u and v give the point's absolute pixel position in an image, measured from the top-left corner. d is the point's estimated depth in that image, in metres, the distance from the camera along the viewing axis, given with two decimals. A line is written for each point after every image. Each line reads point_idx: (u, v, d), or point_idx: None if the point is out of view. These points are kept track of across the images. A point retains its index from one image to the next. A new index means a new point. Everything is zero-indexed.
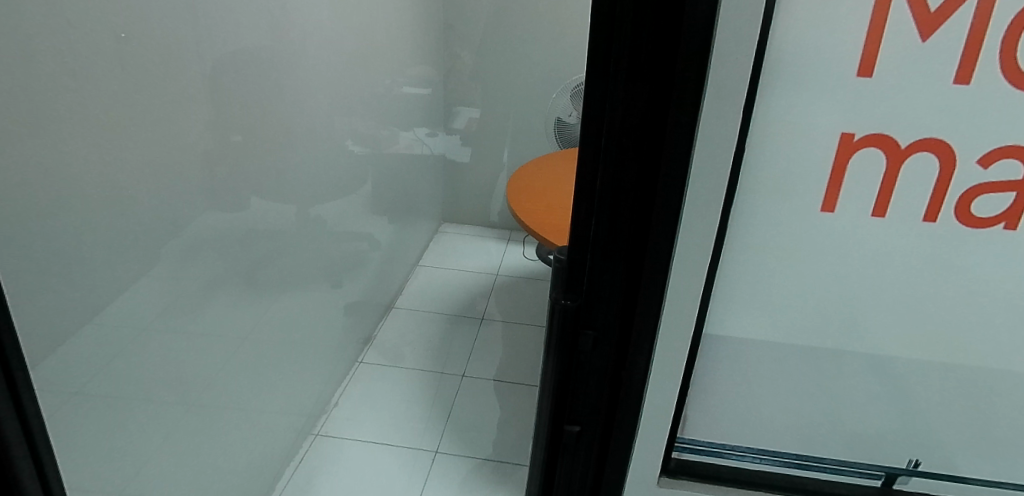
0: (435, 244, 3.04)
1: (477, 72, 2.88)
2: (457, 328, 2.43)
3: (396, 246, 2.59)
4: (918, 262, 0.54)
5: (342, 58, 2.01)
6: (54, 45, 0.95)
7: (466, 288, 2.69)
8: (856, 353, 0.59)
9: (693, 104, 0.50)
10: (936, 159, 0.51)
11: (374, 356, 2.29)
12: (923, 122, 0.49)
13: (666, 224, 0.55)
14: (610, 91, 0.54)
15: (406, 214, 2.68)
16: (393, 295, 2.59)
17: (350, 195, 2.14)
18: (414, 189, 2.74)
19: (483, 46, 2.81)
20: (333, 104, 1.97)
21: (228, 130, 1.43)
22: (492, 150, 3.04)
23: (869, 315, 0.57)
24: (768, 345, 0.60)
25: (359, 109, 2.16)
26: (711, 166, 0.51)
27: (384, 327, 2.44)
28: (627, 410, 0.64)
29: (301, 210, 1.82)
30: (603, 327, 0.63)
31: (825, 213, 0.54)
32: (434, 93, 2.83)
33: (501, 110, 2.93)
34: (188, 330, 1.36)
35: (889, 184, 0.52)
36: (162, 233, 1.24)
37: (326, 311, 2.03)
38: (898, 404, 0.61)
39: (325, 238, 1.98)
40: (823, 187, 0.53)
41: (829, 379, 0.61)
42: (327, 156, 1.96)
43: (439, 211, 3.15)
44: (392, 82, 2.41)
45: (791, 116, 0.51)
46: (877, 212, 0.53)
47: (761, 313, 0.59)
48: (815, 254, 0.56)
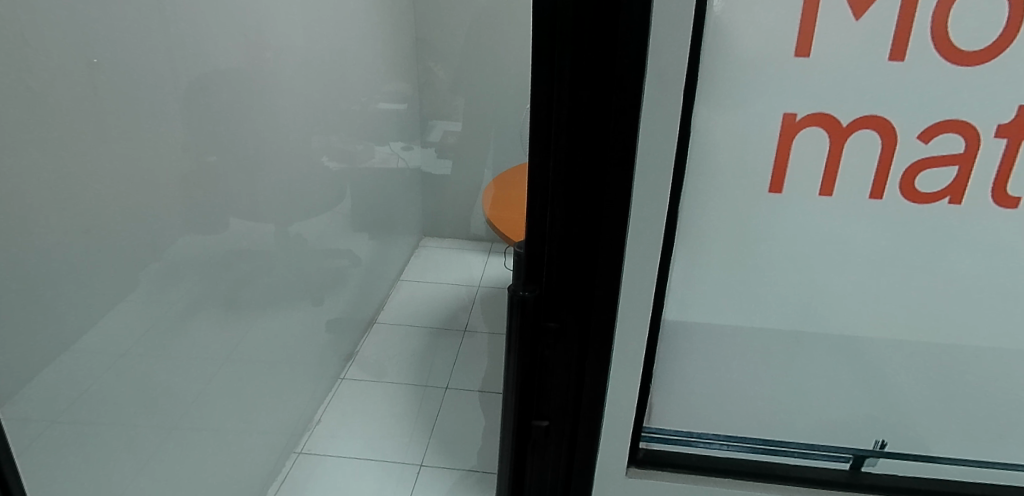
0: (416, 258, 3.03)
1: (453, 86, 2.89)
2: (441, 340, 2.42)
3: (377, 261, 2.58)
4: (873, 240, 0.55)
5: (317, 75, 2.02)
6: (28, 73, 0.94)
7: (449, 300, 2.68)
8: (816, 334, 0.60)
9: (637, 92, 0.50)
10: (877, 135, 0.51)
11: (356, 372, 2.27)
12: (863, 99, 0.50)
13: (617, 214, 0.55)
14: (556, 82, 0.54)
15: (386, 228, 2.68)
16: (375, 311, 2.57)
17: (328, 211, 2.13)
18: (392, 203, 2.73)
19: (458, 59, 2.83)
20: (308, 121, 1.97)
21: (203, 148, 1.42)
22: (470, 163, 3.05)
23: (827, 296, 0.58)
24: (728, 331, 0.61)
25: (335, 125, 2.16)
26: (658, 151, 0.51)
27: (367, 342, 2.43)
28: (592, 403, 0.63)
29: (280, 227, 1.81)
30: (564, 319, 0.63)
31: (773, 194, 0.54)
32: (410, 107, 2.84)
33: (478, 122, 2.94)
34: (169, 352, 1.34)
35: (834, 162, 0.53)
36: (140, 254, 1.22)
37: (308, 329, 2.02)
38: (864, 385, 0.62)
39: (304, 254, 1.96)
40: (770, 167, 0.53)
41: (790, 361, 0.61)
42: (304, 173, 1.96)
43: (419, 225, 3.15)
44: (368, 97, 2.42)
45: (733, 98, 0.51)
46: (825, 191, 0.54)
47: (717, 296, 0.59)
48: (767, 236, 0.56)
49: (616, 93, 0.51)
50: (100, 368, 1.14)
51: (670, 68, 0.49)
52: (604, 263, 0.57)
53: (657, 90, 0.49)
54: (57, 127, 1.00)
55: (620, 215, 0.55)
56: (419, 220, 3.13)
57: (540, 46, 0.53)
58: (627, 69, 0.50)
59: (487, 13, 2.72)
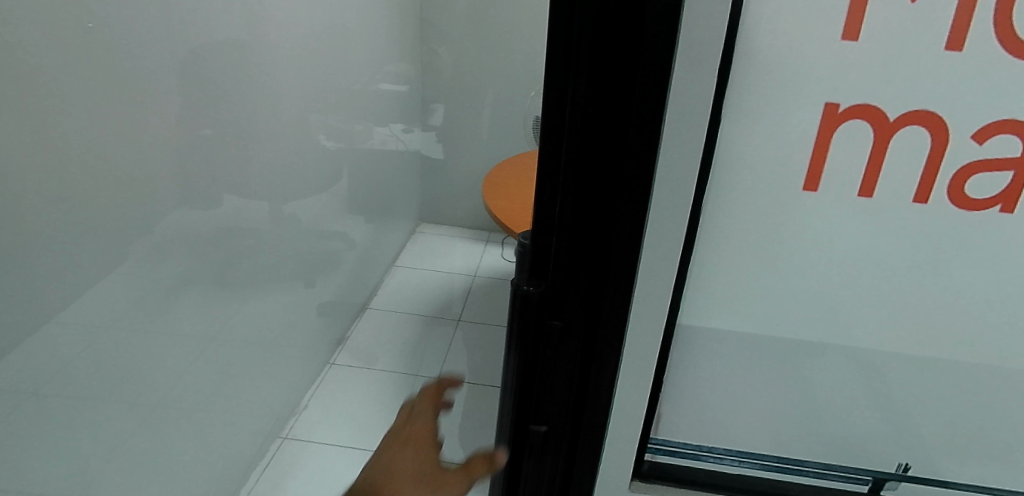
0: (412, 244, 2.98)
1: (456, 69, 2.82)
2: (435, 329, 2.38)
3: (372, 245, 2.52)
4: (916, 251, 0.50)
5: (317, 51, 1.95)
6: (20, 35, 0.88)
7: (444, 289, 2.63)
8: (842, 347, 0.55)
9: (664, 66, 0.45)
10: (927, 132, 0.46)
11: (346, 358, 2.22)
12: (916, 90, 0.45)
13: (634, 204, 0.50)
14: (574, 53, 0.48)
15: (383, 212, 2.62)
16: (368, 296, 2.52)
17: (324, 192, 2.07)
18: (390, 187, 2.68)
19: (463, 43, 2.77)
20: (307, 99, 1.91)
21: (197, 121, 1.35)
22: (472, 150, 2.99)
23: (858, 305, 0.53)
24: (747, 338, 0.56)
25: (335, 104, 2.10)
26: (685, 137, 0.47)
27: (358, 328, 2.38)
28: (596, 408, 0.59)
29: (275, 207, 1.75)
30: (570, 317, 0.58)
31: (808, 193, 0.49)
32: (411, 89, 2.77)
33: (481, 109, 2.89)
34: (156, 331, 1.28)
35: (877, 160, 0.48)
36: (128, 227, 1.16)
37: (298, 312, 1.96)
38: (893, 406, 0.57)
39: (298, 235, 1.91)
40: (807, 162, 0.49)
41: (811, 373, 0.57)
42: (301, 152, 1.90)
43: (416, 211, 3.09)
44: (368, 77, 2.35)
45: (772, 84, 0.46)
46: (864, 192, 0.49)
47: (738, 301, 0.54)
48: (798, 238, 0.51)
49: (642, 68, 0.46)
50: (81, 344, 1.08)
51: (706, 44, 0.44)
52: (615, 259, 0.52)
53: (687, 65, 0.45)
54: (42, 89, 0.94)
55: (639, 205, 0.50)
56: (416, 206, 3.08)
57: (555, 19, 0.48)
58: (656, 41, 0.45)
59: None
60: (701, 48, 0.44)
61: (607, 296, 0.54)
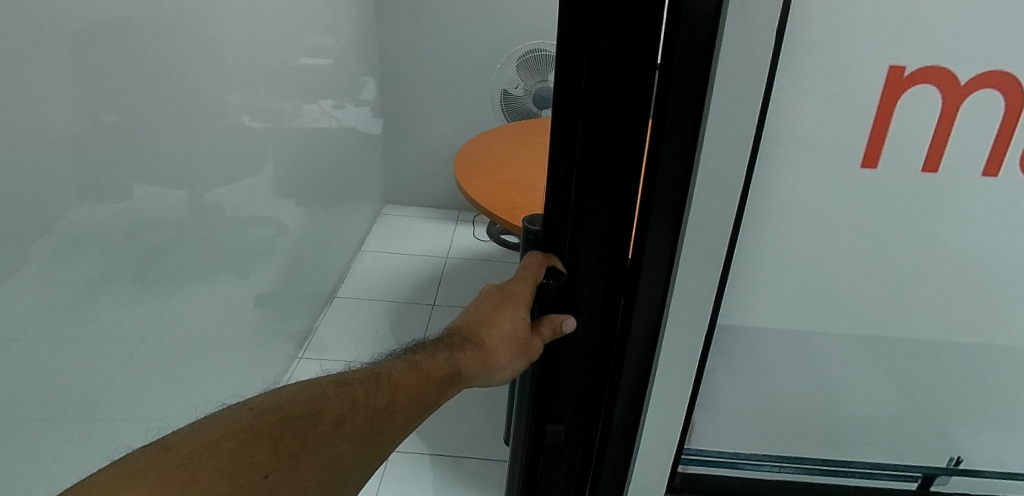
0: (379, 228, 2.87)
1: (413, 39, 2.68)
2: (408, 314, 2.27)
3: (336, 230, 2.39)
4: (987, 228, 0.45)
5: (269, 25, 1.78)
6: None
7: (415, 272, 2.53)
8: (896, 341, 0.50)
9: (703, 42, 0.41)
10: (999, 94, 0.41)
11: (315, 351, 2.10)
12: (992, 47, 0.39)
13: (671, 193, 0.47)
14: (591, 38, 0.45)
15: (344, 195, 2.49)
16: (334, 285, 2.41)
17: (284, 174, 1.91)
18: (351, 167, 2.54)
19: (421, 12, 2.62)
20: (263, 72, 1.73)
21: (104, 102, 1.08)
22: (436, 126, 2.86)
23: (916, 292, 0.48)
24: (791, 335, 0.51)
25: (291, 79, 1.94)
26: (728, 120, 0.42)
27: (327, 317, 2.27)
28: (628, 403, 0.57)
29: (239, 194, 1.60)
30: (586, 308, 0.58)
31: (866, 171, 0.44)
32: (367, 64, 2.62)
33: (443, 82, 2.76)
34: (103, 341, 1.12)
35: (943, 130, 0.42)
36: (22, 229, 0.92)
37: (267, 306, 1.84)
38: (943, 396, 0.52)
39: (262, 221, 1.76)
40: (867, 134, 0.43)
41: (856, 372, 0.52)
42: (260, 131, 1.73)
43: (381, 193, 2.97)
44: (323, 53, 2.18)
45: (830, 47, 0.40)
46: (929, 166, 0.43)
47: (782, 298, 0.49)
48: (857, 217, 0.45)
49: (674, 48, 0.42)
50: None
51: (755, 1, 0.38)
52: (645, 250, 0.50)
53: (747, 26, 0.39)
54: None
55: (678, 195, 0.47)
56: (380, 188, 2.96)
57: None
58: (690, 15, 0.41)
59: None
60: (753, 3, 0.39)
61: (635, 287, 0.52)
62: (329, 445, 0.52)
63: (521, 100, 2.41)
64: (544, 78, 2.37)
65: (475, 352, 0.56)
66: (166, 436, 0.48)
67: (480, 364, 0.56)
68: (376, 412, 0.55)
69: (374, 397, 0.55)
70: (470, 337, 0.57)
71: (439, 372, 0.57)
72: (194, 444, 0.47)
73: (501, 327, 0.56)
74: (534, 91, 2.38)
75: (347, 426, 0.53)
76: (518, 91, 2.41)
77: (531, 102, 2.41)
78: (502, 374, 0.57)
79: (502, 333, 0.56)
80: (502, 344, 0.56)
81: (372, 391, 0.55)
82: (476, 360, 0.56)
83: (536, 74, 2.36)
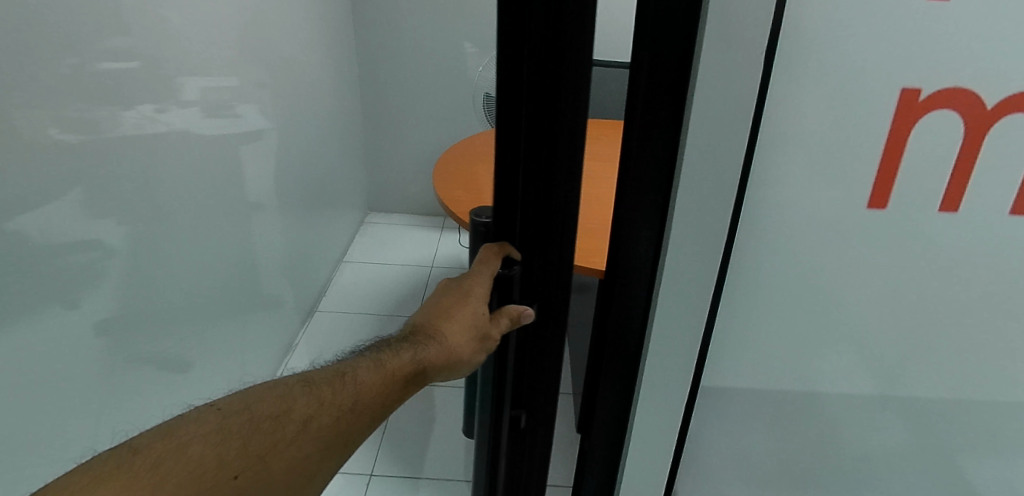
0: (361, 237, 2.79)
1: (393, 42, 2.61)
2: (393, 324, 2.18)
3: (319, 239, 2.30)
4: (926, 240, 0.51)
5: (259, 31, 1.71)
6: None
7: (402, 282, 2.45)
8: (851, 346, 0.56)
9: (674, 57, 0.46)
10: (956, 116, 0.46)
11: (295, 367, 1.95)
12: (952, 73, 0.44)
13: (644, 201, 0.51)
14: (528, 20, 0.45)
15: (327, 202, 2.38)
16: (316, 297, 2.29)
17: (273, 184, 1.80)
18: (333, 173, 2.43)
19: (401, 14, 2.55)
20: (252, 76, 1.63)
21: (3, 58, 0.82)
22: (419, 131, 2.80)
23: (868, 298, 0.53)
24: (764, 343, 0.56)
25: (280, 82, 1.82)
26: (722, 130, 0.46)
27: (308, 331, 2.14)
28: (613, 396, 0.62)
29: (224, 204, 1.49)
30: (542, 295, 0.56)
31: (875, 209, 0.49)
32: (349, 68, 2.55)
33: (426, 86, 2.69)
34: (69, 365, 0.97)
35: (893, 161, 0.48)
36: None
37: (256, 323, 1.72)
38: (912, 379, 0.58)
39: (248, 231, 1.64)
40: (836, 156, 0.47)
41: (821, 377, 0.58)
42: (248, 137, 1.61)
43: (362, 201, 2.89)
44: (308, 61, 2.09)
45: (796, 81, 0.45)
46: (876, 201, 0.49)
47: (759, 308, 0.54)
48: (820, 235, 0.51)
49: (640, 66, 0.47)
50: None
51: (746, 12, 0.42)
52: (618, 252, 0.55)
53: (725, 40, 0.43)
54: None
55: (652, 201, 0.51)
56: (361, 195, 2.86)
57: None
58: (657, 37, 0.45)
59: None
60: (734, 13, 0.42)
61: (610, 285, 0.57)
62: (295, 447, 0.51)
63: None
64: None
65: (437, 347, 0.55)
66: (132, 439, 0.48)
67: (443, 359, 0.55)
68: (341, 412, 0.53)
69: (340, 397, 0.54)
70: (432, 332, 0.56)
71: (404, 364, 0.55)
72: (156, 449, 0.47)
73: (460, 322, 0.56)
74: None
75: (313, 427, 0.52)
76: None
77: None
78: (463, 368, 0.56)
79: (462, 324, 0.56)
80: (466, 338, 0.55)
81: (337, 391, 0.54)
82: (439, 349, 0.55)
83: None
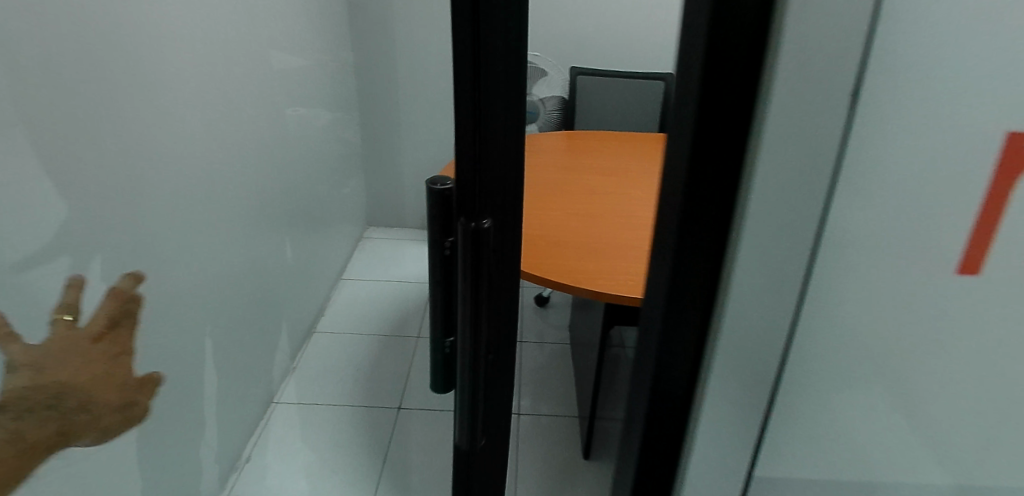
0: (360, 253, 2.72)
1: (391, 55, 2.57)
2: (394, 345, 2.11)
3: (316, 258, 2.24)
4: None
5: (252, 46, 1.66)
6: None
7: (402, 300, 2.38)
8: (925, 441, 0.47)
9: (739, 67, 0.35)
10: None
11: (292, 393, 1.88)
12: None
13: (700, 249, 0.40)
14: None
15: (324, 219, 2.32)
16: (313, 318, 2.22)
17: (264, 204, 1.75)
18: (330, 189, 2.38)
19: (398, 27, 2.52)
20: (240, 94, 1.59)
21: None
22: (417, 145, 2.74)
23: (951, 386, 0.44)
24: (822, 436, 0.46)
25: (270, 98, 1.78)
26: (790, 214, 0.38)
27: (305, 354, 2.06)
28: (654, 481, 0.50)
29: (211, 226, 1.43)
30: (502, 235, 0.53)
31: (967, 277, 0.41)
32: (345, 80, 2.50)
33: (424, 98, 2.65)
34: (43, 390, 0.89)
35: (993, 217, 0.39)
36: None
37: (247, 347, 1.66)
38: (994, 481, 0.48)
39: (238, 255, 1.59)
40: (925, 219, 0.39)
41: (882, 471, 0.48)
42: (236, 157, 1.57)
43: (361, 216, 2.83)
44: (303, 74, 2.04)
45: (887, 131, 0.36)
46: (969, 269, 0.40)
47: (818, 399, 0.45)
48: (899, 309, 0.42)
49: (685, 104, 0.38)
50: None
51: (821, 81, 0.34)
52: (664, 313, 0.43)
53: (808, 42, 0.33)
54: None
55: (707, 249, 0.40)
56: (359, 210, 2.80)
57: None
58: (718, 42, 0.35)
59: None
60: (819, 6, 0.32)
61: (653, 352, 0.45)
62: None
63: None
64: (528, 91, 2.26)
65: None
66: None
67: None
68: None
69: None
70: None
71: None
72: None
73: None
74: None
75: None
76: None
77: None
78: None
79: None
80: None
81: None
82: None
83: None
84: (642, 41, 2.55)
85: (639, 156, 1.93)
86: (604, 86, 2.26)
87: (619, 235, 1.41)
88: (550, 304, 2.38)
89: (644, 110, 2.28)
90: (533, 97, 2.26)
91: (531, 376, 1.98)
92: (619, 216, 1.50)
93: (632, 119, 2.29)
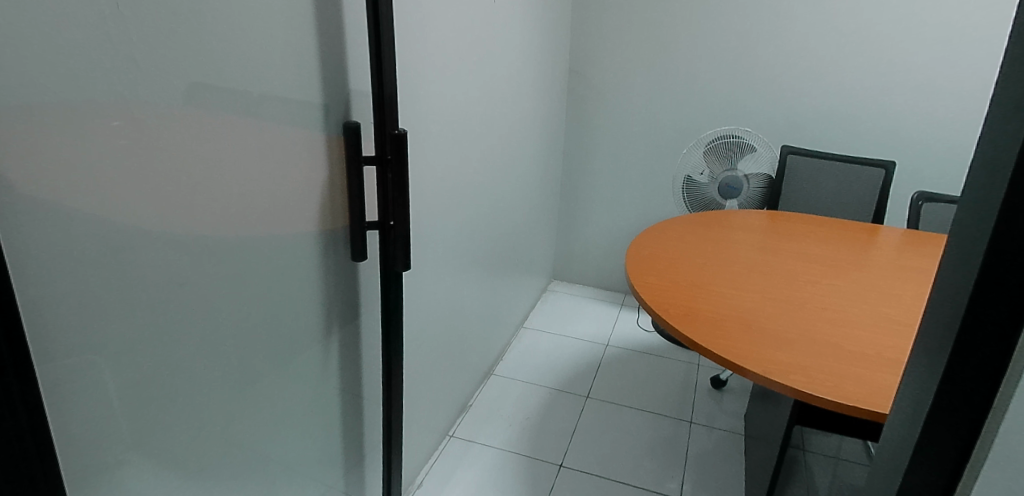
0: (542, 304, 2.85)
1: (601, 122, 2.71)
2: (563, 402, 2.15)
3: (504, 304, 2.38)
4: None
5: (485, 112, 1.88)
6: (124, 54, 0.63)
7: (576, 357, 2.43)
8: None
9: None
10: None
11: (465, 430, 2.00)
12: None
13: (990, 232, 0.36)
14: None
15: (517, 269, 2.49)
16: (493, 361, 2.36)
17: (473, 250, 1.95)
18: (527, 241, 2.56)
19: (611, 97, 2.66)
20: (472, 152, 1.82)
21: (301, 72, 0.89)
22: (615, 209, 2.83)
23: None
24: None
25: (492, 157, 2.00)
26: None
27: (481, 395, 2.19)
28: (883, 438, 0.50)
29: (431, 266, 1.64)
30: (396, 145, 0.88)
31: None
32: (555, 144, 2.70)
33: (626, 164, 2.74)
34: (334, 384, 1.12)
35: None
36: (298, 280, 0.96)
37: (437, 384, 1.83)
38: None
39: (444, 293, 1.78)
40: None
41: None
42: (461, 207, 1.78)
43: (549, 270, 2.98)
44: (520, 135, 2.25)
45: None
46: None
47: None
48: None
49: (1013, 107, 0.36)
50: (265, 394, 0.94)
51: None
52: (943, 349, 0.40)
53: None
54: (110, 21, 0.61)
55: (975, 386, 0.38)
56: (549, 263, 2.95)
57: None
58: None
59: (645, 50, 2.55)
60: None
61: (902, 461, 0.44)
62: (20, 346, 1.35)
63: (706, 187, 2.24)
64: (733, 166, 2.21)
65: None
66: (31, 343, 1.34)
67: None
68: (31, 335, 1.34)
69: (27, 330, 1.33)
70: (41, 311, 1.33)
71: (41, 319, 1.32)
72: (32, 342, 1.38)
73: None
74: (721, 179, 2.22)
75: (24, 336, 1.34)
76: (702, 178, 2.25)
77: (717, 191, 2.24)
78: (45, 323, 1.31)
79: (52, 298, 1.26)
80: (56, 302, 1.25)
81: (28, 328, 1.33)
82: None
83: (724, 161, 2.21)
84: (870, 120, 2.35)
85: (865, 249, 1.75)
86: (817, 170, 2.13)
87: (816, 331, 1.29)
88: (727, 388, 2.24)
89: (857, 199, 2.10)
90: (738, 172, 2.21)
91: (697, 462, 1.87)
92: (819, 309, 1.38)
93: (843, 208, 2.12)
